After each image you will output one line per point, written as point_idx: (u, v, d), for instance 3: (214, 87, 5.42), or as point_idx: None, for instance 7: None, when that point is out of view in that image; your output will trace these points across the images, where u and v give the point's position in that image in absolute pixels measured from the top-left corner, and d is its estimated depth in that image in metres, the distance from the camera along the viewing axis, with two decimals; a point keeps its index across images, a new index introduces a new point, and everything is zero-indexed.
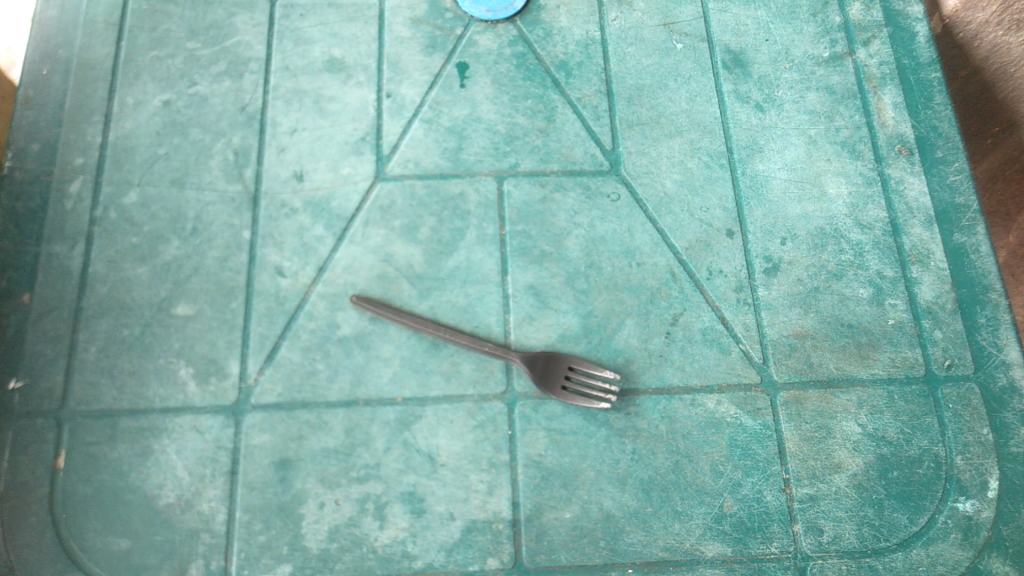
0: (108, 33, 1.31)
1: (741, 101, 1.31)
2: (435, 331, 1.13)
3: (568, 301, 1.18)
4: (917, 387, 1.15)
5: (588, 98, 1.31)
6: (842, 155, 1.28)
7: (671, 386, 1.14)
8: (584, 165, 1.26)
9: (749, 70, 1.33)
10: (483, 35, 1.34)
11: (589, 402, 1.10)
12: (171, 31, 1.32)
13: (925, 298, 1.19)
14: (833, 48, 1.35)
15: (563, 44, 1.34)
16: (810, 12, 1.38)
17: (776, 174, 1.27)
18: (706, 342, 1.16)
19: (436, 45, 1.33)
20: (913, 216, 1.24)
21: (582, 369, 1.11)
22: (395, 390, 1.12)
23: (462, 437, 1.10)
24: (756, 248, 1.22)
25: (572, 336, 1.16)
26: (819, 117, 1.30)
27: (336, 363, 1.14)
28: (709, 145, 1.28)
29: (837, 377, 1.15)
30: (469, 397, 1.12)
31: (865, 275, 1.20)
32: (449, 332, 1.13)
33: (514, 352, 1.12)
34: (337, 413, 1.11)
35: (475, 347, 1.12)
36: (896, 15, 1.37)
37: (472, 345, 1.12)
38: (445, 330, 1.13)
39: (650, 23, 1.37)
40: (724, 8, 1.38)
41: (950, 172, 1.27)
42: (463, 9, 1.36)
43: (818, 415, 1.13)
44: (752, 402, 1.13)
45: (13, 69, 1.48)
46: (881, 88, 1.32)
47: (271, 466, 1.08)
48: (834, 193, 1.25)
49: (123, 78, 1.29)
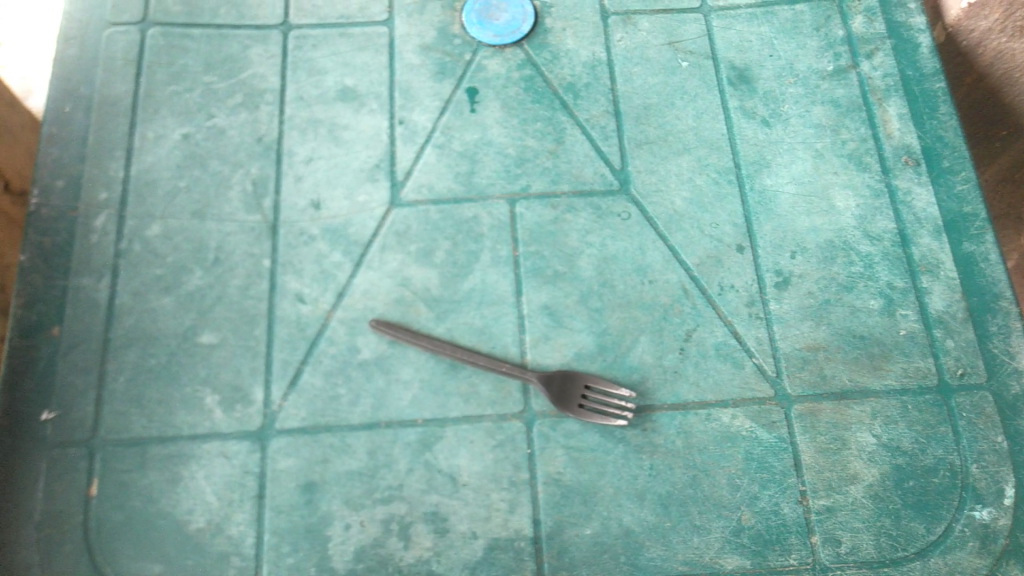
0: (128, 70, 1.35)
1: (747, 117, 1.33)
2: (455, 353, 1.16)
3: (582, 320, 1.20)
4: (930, 396, 1.16)
5: (596, 118, 1.33)
6: (849, 168, 1.29)
7: (686, 402, 1.16)
8: (594, 185, 1.29)
9: (754, 86, 1.35)
10: (491, 60, 1.37)
11: (606, 417, 1.13)
12: (188, 66, 1.36)
13: (936, 307, 1.21)
14: (836, 62, 1.37)
15: (570, 66, 1.37)
16: (813, 26, 1.39)
17: (784, 189, 1.28)
18: (720, 356, 1.18)
19: (446, 71, 1.36)
20: (921, 226, 1.25)
21: (598, 385, 1.13)
22: (415, 412, 1.15)
23: (482, 457, 1.12)
24: (766, 262, 1.23)
25: (586, 354, 1.18)
26: (825, 131, 1.32)
27: (357, 387, 1.16)
28: (717, 162, 1.30)
29: (851, 389, 1.16)
30: (488, 417, 1.14)
31: (875, 286, 1.22)
32: (468, 354, 1.16)
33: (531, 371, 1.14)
34: (360, 436, 1.14)
35: (494, 367, 1.15)
36: (899, 27, 1.39)
37: (490, 365, 1.15)
38: (465, 352, 1.16)
39: (655, 43, 1.39)
40: (727, 25, 1.40)
41: (956, 182, 1.28)
42: (471, 35, 1.39)
43: (833, 427, 1.14)
44: (766, 415, 1.15)
45: (30, 99, 1.50)
46: (886, 100, 1.33)
47: (296, 489, 1.11)
48: (842, 206, 1.27)
49: (143, 113, 1.33)
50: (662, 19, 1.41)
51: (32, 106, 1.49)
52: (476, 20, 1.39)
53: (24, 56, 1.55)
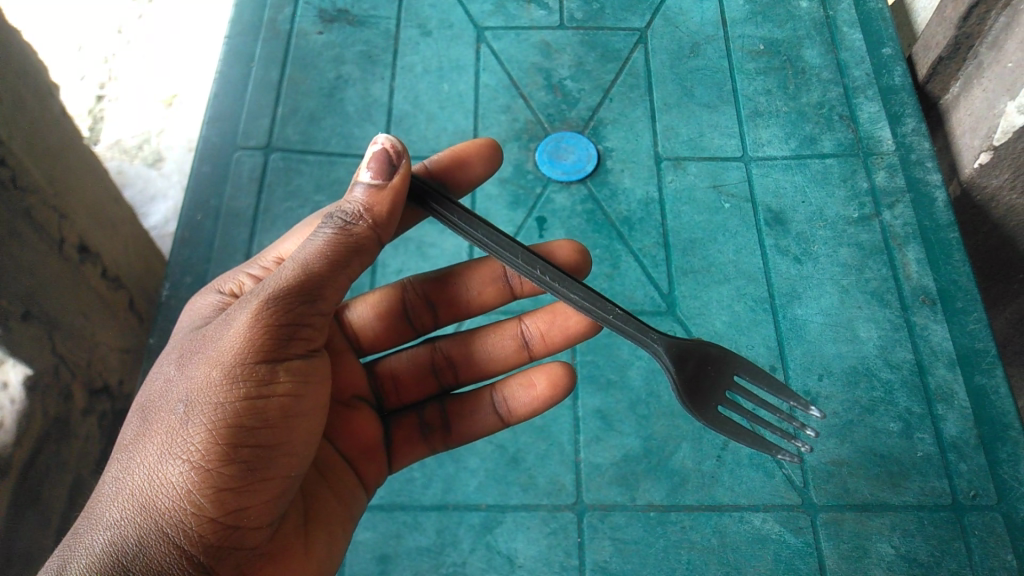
0: (251, 188, 1.62)
1: (781, 254, 1.52)
2: (526, 246, 0.99)
3: (631, 424, 1.36)
4: (945, 514, 1.28)
5: (648, 248, 1.54)
6: (871, 304, 1.46)
7: (721, 504, 1.29)
8: (644, 306, 1.48)
9: (788, 227, 1.55)
10: (559, 194, 1.60)
11: (763, 449, 1.05)
12: (301, 187, 1.62)
13: (950, 433, 1.34)
14: (861, 210, 1.56)
15: (626, 203, 1.59)
16: (840, 178, 1.60)
17: (813, 319, 1.45)
18: (753, 465, 1.32)
19: (519, 201, 1.59)
20: (937, 359, 1.40)
21: (738, 389, 1.05)
22: (480, 497, 1.31)
23: (537, 542, 1.27)
24: (796, 382, 1.39)
25: (633, 456, 1.33)
26: (850, 269, 1.50)
27: (430, 473, 1.33)
28: (754, 291, 1.49)
29: (872, 502, 1.29)
30: (543, 506, 1.30)
31: (894, 410, 1.36)
32: (557, 277, 0.99)
33: (665, 336, 1.01)
34: (430, 515, 1.29)
35: (618, 327, 1.00)
36: (917, 182, 1.58)
37: (599, 318, 0.99)
38: (553, 267, 1.00)
39: (701, 185, 1.60)
40: (765, 173, 1.61)
41: (969, 321, 1.44)
42: (542, 171, 1.62)
43: (855, 536, 1.27)
44: (794, 521, 1.28)
45: (126, 188, 1.97)
46: (905, 246, 1.51)
47: (373, 560, 1.25)
48: (864, 335, 1.43)
49: (262, 224, 1.58)
50: (707, 165, 1.63)
51: (127, 194, 1.96)
52: (547, 159, 1.63)
53: (123, 150, 2.02)
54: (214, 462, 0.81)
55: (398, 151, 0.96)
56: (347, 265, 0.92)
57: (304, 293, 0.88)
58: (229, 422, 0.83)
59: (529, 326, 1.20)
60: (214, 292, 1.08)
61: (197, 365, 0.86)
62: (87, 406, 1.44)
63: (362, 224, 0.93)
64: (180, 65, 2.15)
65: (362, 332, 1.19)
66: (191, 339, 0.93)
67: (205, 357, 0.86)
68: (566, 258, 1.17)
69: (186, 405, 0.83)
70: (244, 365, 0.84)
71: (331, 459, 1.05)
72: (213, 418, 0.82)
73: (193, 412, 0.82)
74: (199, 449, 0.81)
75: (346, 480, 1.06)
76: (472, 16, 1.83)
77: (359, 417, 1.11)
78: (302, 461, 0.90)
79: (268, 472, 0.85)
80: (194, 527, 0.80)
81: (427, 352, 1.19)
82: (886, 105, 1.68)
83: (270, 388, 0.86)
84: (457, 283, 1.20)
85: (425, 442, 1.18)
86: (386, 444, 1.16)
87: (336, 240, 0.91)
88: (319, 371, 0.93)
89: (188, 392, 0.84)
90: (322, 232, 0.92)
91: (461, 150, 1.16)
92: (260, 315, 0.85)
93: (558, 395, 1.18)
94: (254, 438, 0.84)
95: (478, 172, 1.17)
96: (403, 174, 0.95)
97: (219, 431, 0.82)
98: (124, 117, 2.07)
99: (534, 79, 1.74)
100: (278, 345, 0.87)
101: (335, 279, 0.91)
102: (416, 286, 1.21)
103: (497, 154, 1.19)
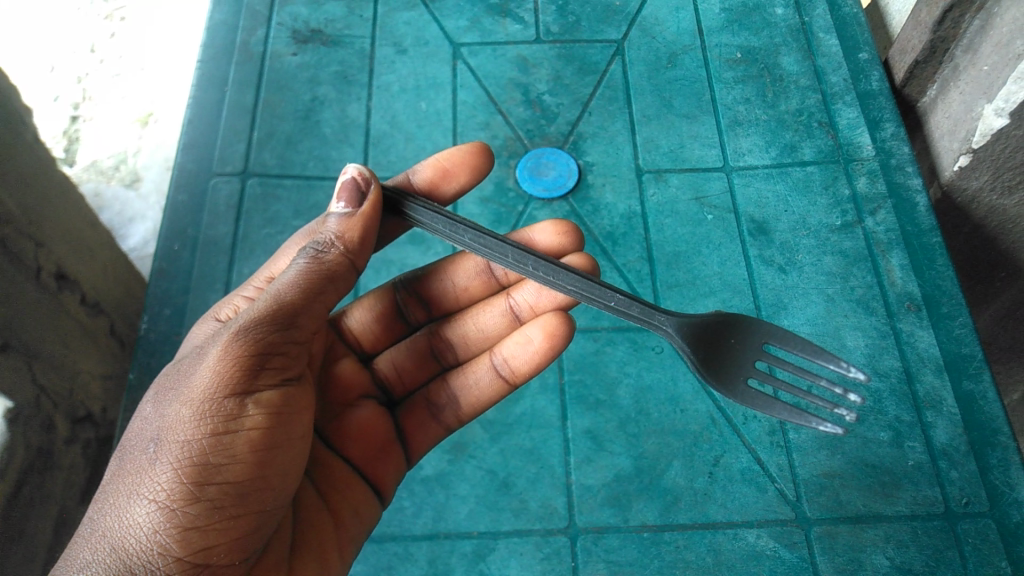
0: (229, 215, 1.59)
1: (766, 265, 1.52)
2: (515, 244, 1.00)
3: (621, 444, 1.35)
4: (938, 522, 1.27)
5: (632, 263, 1.53)
6: (857, 312, 1.46)
7: (714, 521, 1.28)
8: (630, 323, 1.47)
9: (772, 237, 1.54)
10: (541, 211, 1.59)
11: (803, 421, 0.94)
12: (280, 212, 1.60)
13: (941, 441, 1.34)
14: (843, 218, 1.56)
15: (608, 218, 1.58)
16: (822, 185, 1.60)
17: (800, 329, 1.45)
18: (745, 480, 1.31)
19: (501, 219, 1.57)
20: (924, 365, 1.40)
21: (770, 358, 0.98)
22: (472, 524, 1.29)
23: (531, 568, 1.26)
24: None
25: (624, 476, 1.32)
26: (835, 278, 1.49)
27: (420, 501, 1.31)
28: (740, 303, 1.48)
29: (865, 514, 1.28)
30: (536, 531, 1.28)
31: (884, 420, 1.36)
32: (550, 271, 0.99)
33: (675, 315, 0.98)
34: (422, 545, 1.28)
35: (621, 311, 0.98)
36: (898, 187, 1.58)
37: (598, 304, 0.97)
38: (545, 260, 0.99)
39: (683, 197, 1.60)
40: (747, 183, 1.61)
41: (955, 326, 1.44)
42: (523, 189, 1.60)
43: (849, 548, 1.26)
44: (788, 536, 1.27)
45: (103, 210, 1.94)
46: (888, 252, 1.51)
47: None
48: (852, 344, 1.43)
49: (241, 252, 1.55)
50: (689, 176, 1.62)
51: (104, 218, 1.93)
52: (527, 176, 1.62)
53: (98, 172, 1.99)
54: (181, 502, 0.78)
55: (366, 180, 0.99)
56: (324, 295, 0.92)
57: (278, 324, 0.86)
58: (196, 459, 0.80)
59: (518, 300, 1.17)
60: (209, 320, 1.09)
61: (171, 402, 0.84)
62: (70, 435, 1.41)
63: (334, 252, 0.94)
64: (155, 83, 2.12)
65: (363, 336, 1.19)
66: (168, 374, 0.91)
67: (177, 393, 0.84)
68: (551, 238, 1.17)
69: (157, 443, 0.81)
70: (212, 401, 0.82)
71: (333, 475, 1.03)
72: (181, 456, 0.80)
73: (162, 450, 0.80)
74: (166, 489, 0.79)
75: (347, 502, 1.03)
76: (447, 32, 1.82)
77: (366, 414, 1.11)
78: (280, 495, 0.86)
79: (241, 508, 0.81)
80: (163, 569, 0.77)
81: (425, 340, 1.19)
82: (864, 110, 1.68)
83: (240, 422, 0.82)
84: (444, 279, 1.19)
85: (436, 422, 1.17)
86: (400, 439, 1.15)
87: (309, 271, 0.91)
88: (298, 401, 0.89)
89: (160, 429, 0.82)
90: (296, 266, 0.92)
91: (444, 158, 1.15)
92: (232, 347, 0.83)
93: (558, 346, 1.11)
94: (222, 475, 0.80)
95: (464, 181, 1.16)
96: (373, 202, 0.97)
97: (186, 469, 0.79)
98: (98, 138, 2.03)
99: (512, 95, 1.73)
100: (247, 377, 0.84)
101: (310, 309, 0.90)
102: (404, 286, 1.19)
103: (485, 158, 1.18)
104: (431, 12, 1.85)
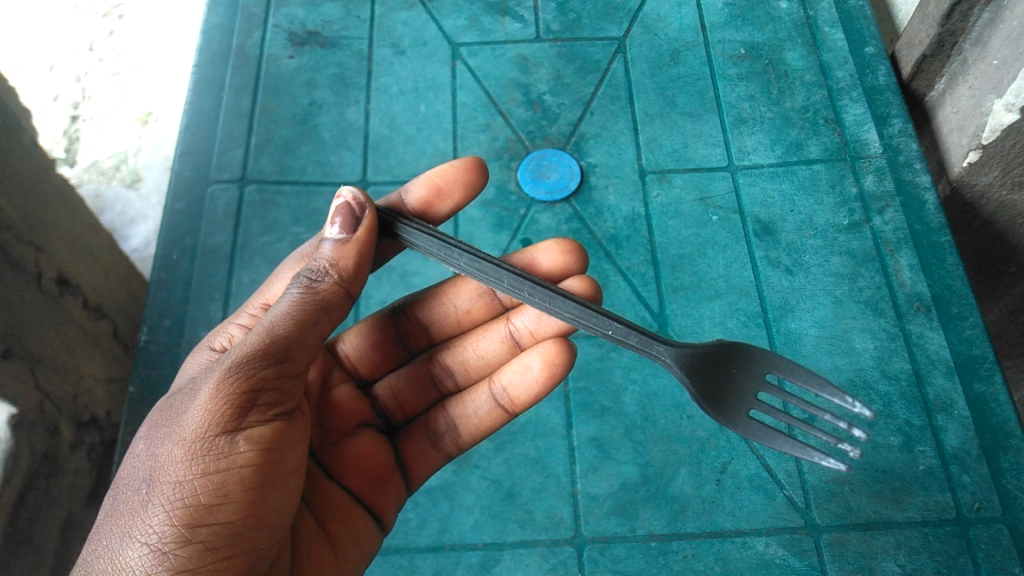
0: (228, 223, 1.57)
1: (772, 266, 1.49)
2: (511, 269, 0.98)
3: (627, 451, 1.33)
4: (949, 528, 1.26)
5: (636, 266, 1.51)
6: (866, 314, 1.43)
7: (722, 529, 1.27)
8: None
9: (778, 238, 1.52)
10: (543, 214, 1.56)
11: (805, 455, 0.92)
12: (279, 219, 1.58)
13: (952, 445, 1.32)
14: (851, 216, 1.53)
15: (612, 220, 1.56)
16: (829, 184, 1.57)
17: (808, 332, 1.43)
18: (753, 488, 1.29)
19: (503, 223, 1.55)
20: (935, 368, 1.38)
21: (771, 390, 0.96)
22: (477, 536, 1.28)
23: None
24: None
25: (631, 484, 1.31)
26: (843, 279, 1.47)
27: (424, 512, 1.30)
28: (747, 305, 1.46)
29: (876, 520, 1.27)
30: (542, 541, 1.27)
31: (894, 424, 1.34)
32: (547, 296, 0.97)
33: (673, 345, 0.96)
34: (427, 557, 1.27)
35: (618, 340, 0.96)
36: (907, 185, 1.55)
37: (596, 331, 0.96)
38: (542, 286, 0.97)
39: (687, 198, 1.57)
40: (752, 182, 1.58)
41: (965, 327, 1.41)
42: (525, 192, 1.58)
43: (860, 556, 1.24)
44: (798, 543, 1.25)
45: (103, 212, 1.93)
46: (897, 252, 1.48)
47: None
48: (860, 347, 1.41)
49: (240, 260, 1.54)
50: (693, 176, 1.60)
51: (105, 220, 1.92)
52: (529, 178, 1.59)
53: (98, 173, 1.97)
54: (173, 545, 0.78)
55: (360, 204, 0.96)
56: (316, 324, 0.89)
57: (268, 358, 0.84)
58: (188, 501, 0.79)
59: (517, 326, 1.15)
60: (205, 349, 1.08)
61: (161, 441, 0.83)
62: (75, 440, 1.40)
63: (328, 281, 0.91)
64: (155, 82, 2.10)
65: (360, 362, 1.17)
66: (161, 407, 0.89)
67: (168, 431, 0.83)
68: (554, 258, 1.15)
69: (148, 484, 0.80)
70: (203, 440, 0.80)
71: (332, 504, 1.02)
72: (172, 498, 0.79)
73: (153, 492, 0.79)
74: (158, 532, 0.78)
75: (344, 530, 1.02)
76: (445, 32, 1.79)
77: (365, 443, 1.09)
78: (276, 530, 0.85)
79: (235, 548, 0.80)
80: None
81: (424, 365, 1.17)
82: (871, 106, 1.65)
83: (230, 460, 0.81)
84: (443, 303, 1.17)
85: (436, 448, 1.15)
86: (400, 467, 1.13)
87: (301, 301, 0.89)
88: (291, 434, 0.87)
89: (152, 469, 0.81)
90: (288, 295, 0.90)
91: (436, 176, 1.13)
92: (221, 385, 0.82)
93: (558, 374, 1.10)
94: (214, 516, 0.79)
95: (458, 199, 1.14)
96: (368, 225, 0.95)
97: (179, 511, 0.79)
98: (97, 138, 2.01)
99: (512, 95, 1.70)
100: (237, 414, 0.82)
101: (303, 340, 0.88)
102: (401, 311, 1.17)
103: (479, 174, 1.15)
104: (429, 11, 1.82)
